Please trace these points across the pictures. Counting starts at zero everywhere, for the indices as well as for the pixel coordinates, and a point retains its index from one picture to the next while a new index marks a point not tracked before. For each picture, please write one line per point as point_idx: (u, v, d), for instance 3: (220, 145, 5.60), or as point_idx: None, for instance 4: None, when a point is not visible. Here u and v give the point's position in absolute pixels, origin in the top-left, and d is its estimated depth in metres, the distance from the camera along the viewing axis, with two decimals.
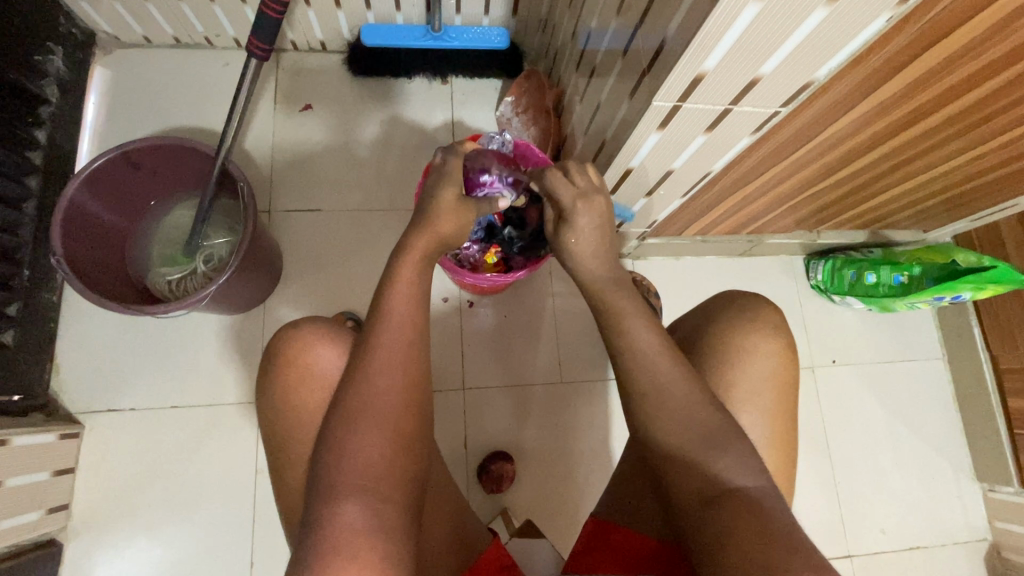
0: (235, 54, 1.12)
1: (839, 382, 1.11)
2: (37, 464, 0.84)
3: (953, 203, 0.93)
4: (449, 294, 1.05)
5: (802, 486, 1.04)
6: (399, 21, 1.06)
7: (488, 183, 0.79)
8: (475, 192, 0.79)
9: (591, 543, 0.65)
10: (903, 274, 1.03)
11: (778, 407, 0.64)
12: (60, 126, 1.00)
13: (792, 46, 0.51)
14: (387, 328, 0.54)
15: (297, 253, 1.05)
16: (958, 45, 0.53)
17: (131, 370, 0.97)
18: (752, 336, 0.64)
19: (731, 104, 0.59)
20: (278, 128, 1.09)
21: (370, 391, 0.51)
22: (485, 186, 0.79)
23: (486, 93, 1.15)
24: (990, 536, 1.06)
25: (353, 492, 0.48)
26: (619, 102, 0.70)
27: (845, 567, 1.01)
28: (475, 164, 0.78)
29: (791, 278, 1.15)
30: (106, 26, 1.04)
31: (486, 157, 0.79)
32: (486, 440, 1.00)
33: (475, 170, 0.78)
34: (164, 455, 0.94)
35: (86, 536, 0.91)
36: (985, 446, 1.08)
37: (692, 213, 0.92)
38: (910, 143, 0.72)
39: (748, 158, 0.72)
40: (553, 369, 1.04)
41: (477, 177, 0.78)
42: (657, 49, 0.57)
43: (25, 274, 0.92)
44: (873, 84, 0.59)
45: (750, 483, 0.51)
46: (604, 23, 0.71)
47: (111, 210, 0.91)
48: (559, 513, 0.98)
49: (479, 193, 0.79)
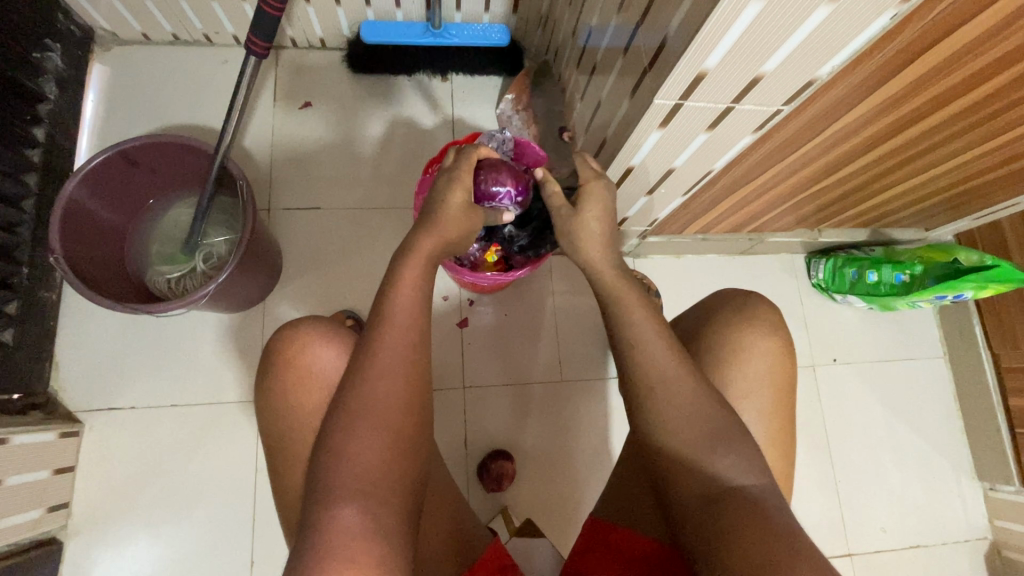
0: (235, 51, 1.11)
1: (839, 381, 1.11)
2: (37, 462, 0.84)
3: (957, 201, 0.93)
4: (450, 292, 1.04)
5: (802, 485, 1.04)
6: (399, 17, 1.05)
7: (496, 196, 0.77)
8: (483, 202, 0.77)
9: (590, 542, 0.65)
10: (904, 273, 1.03)
11: (776, 406, 0.64)
12: (59, 124, 1.00)
13: (795, 43, 0.50)
14: (386, 330, 0.54)
15: (296, 251, 1.04)
16: (961, 44, 0.53)
17: (131, 369, 0.97)
18: (751, 335, 0.64)
19: (733, 102, 0.59)
20: (278, 126, 1.09)
21: (369, 394, 0.51)
22: (493, 198, 0.76)
23: (485, 90, 1.14)
24: (990, 535, 1.06)
25: (350, 495, 0.47)
26: (619, 100, 0.69)
27: (845, 566, 1.01)
28: (489, 175, 0.76)
29: (791, 277, 1.14)
30: (105, 23, 1.04)
31: (499, 169, 0.76)
32: (486, 439, 0.99)
33: (487, 181, 0.75)
34: (164, 453, 0.94)
35: (86, 534, 0.91)
36: (986, 444, 1.07)
37: (694, 211, 0.91)
38: (910, 143, 0.72)
39: (749, 157, 0.72)
40: (553, 368, 1.04)
41: (488, 188, 0.76)
42: (659, 48, 0.57)
43: (24, 272, 0.92)
44: (874, 83, 0.58)
45: (751, 484, 0.51)
46: (605, 21, 0.71)
47: (110, 208, 0.90)
48: (558, 512, 0.98)
49: (486, 204, 0.77)
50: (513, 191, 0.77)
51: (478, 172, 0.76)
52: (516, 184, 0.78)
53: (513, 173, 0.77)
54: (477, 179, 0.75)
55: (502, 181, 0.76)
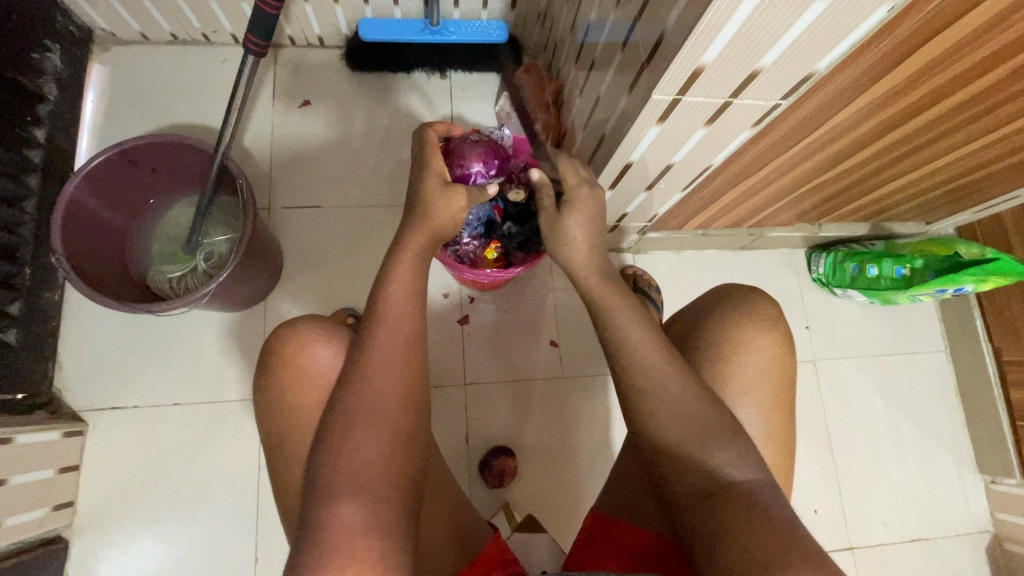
0: (233, 50, 1.11)
1: (840, 374, 1.11)
2: (40, 462, 0.85)
3: (959, 194, 0.92)
4: (449, 290, 1.04)
5: (803, 479, 1.04)
6: (397, 15, 1.05)
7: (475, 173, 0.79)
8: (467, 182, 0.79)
9: (590, 537, 0.65)
10: (905, 266, 1.02)
11: (774, 400, 0.64)
12: (60, 125, 1.00)
13: (792, 37, 0.50)
14: (387, 329, 0.55)
15: (296, 249, 1.04)
16: (963, 33, 0.52)
17: (133, 368, 0.98)
18: (748, 329, 0.64)
19: (731, 97, 0.59)
20: (277, 124, 1.09)
21: (369, 391, 0.52)
22: (468, 179, 0.79)
23: (485, 87, 1.14)
24: (991, 528, 1.06)
25: (350, 490, 0.48)
26: (618, 95, 0.69)
27: (846, 560, 1.02)
28: (455, 160, 0.79)
29: (791, 271, 1.14)
30: (103, 23, 1.04)
31: (465, 149, 0.79)
32: (488, 435, 1.00)
33: (457, 164, 0.79)
34: (167, 451, 0.95)
35: (91, 533, 0.91)
36: (988, 437, 1.07)
37: (694, 206, 0.91)
38: (911, 136, 0.72)
39: (750, 150, 0.71)
40: (554, 363, 1.05)
41: (457, 170, 0.79)
42: (657, 42, 0.56)
43: (26, 273, 0.93)
44: (875, 76, 0.58)
45: (750, 479, 0.51)
46: (603, 15, 0.70)
47: (111, 208, 0.91)
48: (559, 507, 0.99)
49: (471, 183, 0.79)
50: (484, 169, 0.79)
51: (448, 158, 0.80)
52: (486, 161, 0.79)
53: (480, 152, 0.79)
54: (443, 163, 0.79)
55: (468, 162, 0.78)
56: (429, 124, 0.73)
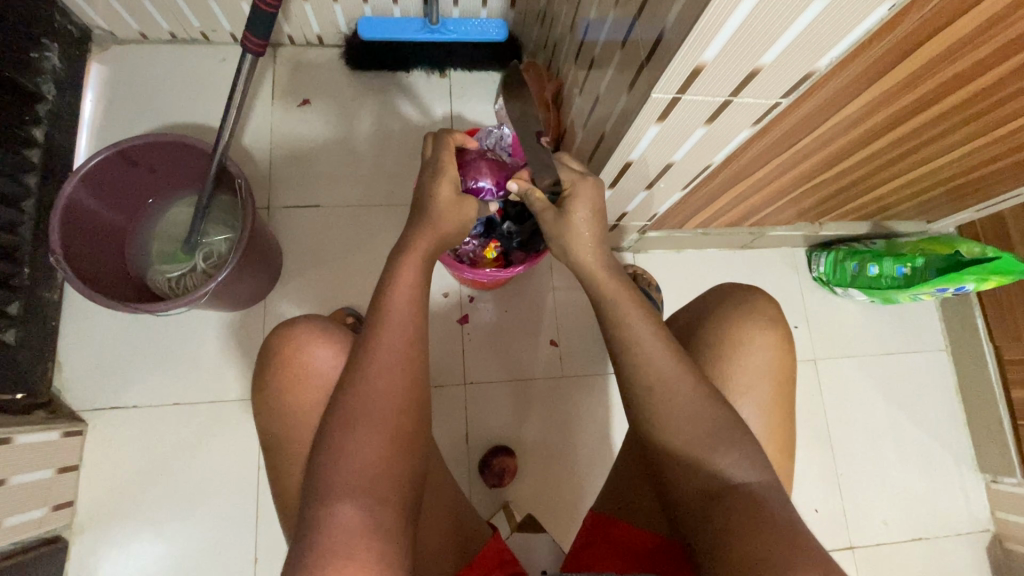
0: (232, 49, 1.11)
1: (841, 374, 1.11)
2: (40, 462, 0.84)
3: (959, 193, 0.92)
4: (449, 289, 1.04)
5: (803, 478, 1.04)
6: (396, 14, 1.05)
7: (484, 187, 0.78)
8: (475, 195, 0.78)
9: (590, 537, 0.65)
10: (905, 266, 1.02)
11: (774, 399, 0.64)
12: (59, 124, 1.00)
13: (793, 36, 0.50)
14: (386, 330, 0.55)
15: (296, 248, 1.04)
16: (964, 31, 0.52)
17: (132, 368, 0.97)
18: (748, 328, 0.64)
19: (731, 96, 0.59)
20: (277, 123, 1.09)
21: (370, 392, 0.51)
22: (476, 193, 0.78)
23: (485, 86, 1.14)
24: (992, 527, 1.06)
25: (349, 491, 0.47)
26: (618, 94, 0.69)
27: (846, 559, 1.01)
28: (468, 171, 0.78)
29: (792, 270, 1.14)
30: (102, 22, 1.04)
31: (479, 163, 0.78)
32: (488, 435, 1.00)
33: (469, 176, 0.78)
34: (167, 451, 0.95)
35: (91, 532, 0.91)
36: (989, 436, 1.07)
37: (695, 205, 0.91)
38: (911, 134, 0.71)
39: (750, 149, 0.71)
40: (554, 362, 1.04)
41: (469, 181, 0.78)
42: (657, 40, 0.56)
43: (25, 273, 0.93)
44: (875, 75, 0.58)
45: (752, 480, 0.50)
46: (603, 13, 0.70)
47: (110, 208, 0.91)
48: (559, 507, 0.98)
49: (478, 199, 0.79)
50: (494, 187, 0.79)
51: (460, 168, 0.79)
52: (497, 178, 0.79)
53: (493, 168, 0.79)
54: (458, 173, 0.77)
55: (480, 176, 0.78)
56: (448, 129, 0.72)
